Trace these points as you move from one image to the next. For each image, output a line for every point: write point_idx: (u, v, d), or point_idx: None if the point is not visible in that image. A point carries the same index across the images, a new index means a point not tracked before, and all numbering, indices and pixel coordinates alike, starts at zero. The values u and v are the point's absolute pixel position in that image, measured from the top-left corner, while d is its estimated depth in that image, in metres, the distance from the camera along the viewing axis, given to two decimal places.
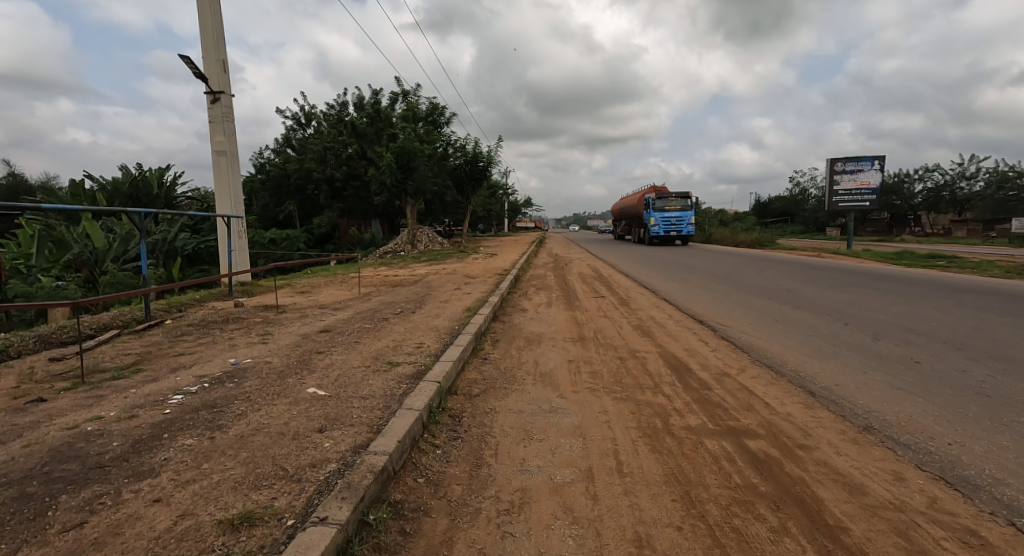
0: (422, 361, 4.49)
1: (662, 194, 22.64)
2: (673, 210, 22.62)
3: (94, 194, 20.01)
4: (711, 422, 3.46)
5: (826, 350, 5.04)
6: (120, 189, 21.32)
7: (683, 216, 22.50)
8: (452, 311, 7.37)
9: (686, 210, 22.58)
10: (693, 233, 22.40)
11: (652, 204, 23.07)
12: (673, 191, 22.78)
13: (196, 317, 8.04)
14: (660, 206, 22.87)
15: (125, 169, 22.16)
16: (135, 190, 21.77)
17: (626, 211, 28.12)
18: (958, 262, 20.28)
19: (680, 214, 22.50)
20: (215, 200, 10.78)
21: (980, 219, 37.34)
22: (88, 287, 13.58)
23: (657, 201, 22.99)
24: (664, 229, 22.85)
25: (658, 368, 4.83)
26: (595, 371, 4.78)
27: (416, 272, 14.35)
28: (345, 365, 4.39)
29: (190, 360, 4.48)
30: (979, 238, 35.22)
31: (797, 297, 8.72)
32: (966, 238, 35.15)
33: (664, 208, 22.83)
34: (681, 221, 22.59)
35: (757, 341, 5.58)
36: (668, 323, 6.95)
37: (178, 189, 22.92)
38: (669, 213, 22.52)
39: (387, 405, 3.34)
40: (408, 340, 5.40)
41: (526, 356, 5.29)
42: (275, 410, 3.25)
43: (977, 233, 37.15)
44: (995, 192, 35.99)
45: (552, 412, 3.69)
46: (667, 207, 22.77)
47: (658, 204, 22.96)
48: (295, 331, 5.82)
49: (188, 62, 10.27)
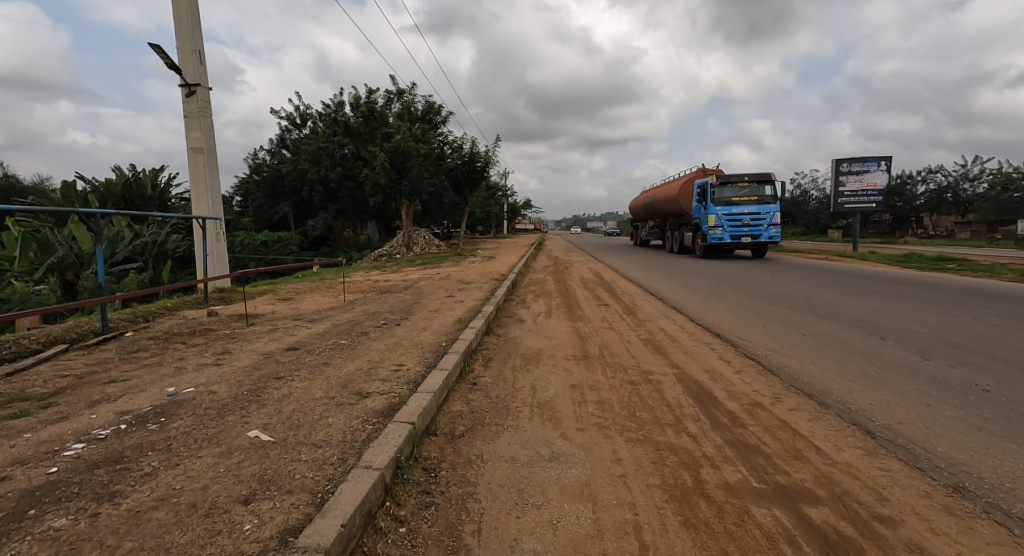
0: (397, 390, 3.75)
1: (730, 183, 16.56)
2: (746, 205, 16.55)
3: (86, 195, 19.30)
4: (754, 476, 2.75)
5: (871, 373, 4.32)
6: (112, 190, 20.64)
7: (761, 213, 16.52)
8: (441, 324, 6.64)
9: (763, 205, 16.55)
10: (773, 236, 16.56)
11: (716, 196, 16.75)
12: (745, 178, 16.73)
13: (161, 328, 7.33)
14: (727, 199, 16.67)
15: (118, 170, 21.47)
16: (127, 191, 21.11)
17: (659, 208, 22.58)
18: (969, 264, 19.59)
19: (755, 212, 16.49)
20: (191, 200, 10.06)
21: (984, 220, 36.65)
22: (67, 291, 12.91)
23: (724, 192, 16.77)
24: (733, 233, 16.67)
25: (678, 397, 4.10)
26: (604, 401, 4.03)
27: (408, 276, 13.66)
28: (304, 395, 3.66)
29: (120, 389, 3.75)
30: (984, 239, 34.55)
31: (820, 305, 7.99)
32: (969, 240, 34.52)
33: (734, 202, 16.65)
34: (756, 221, 16.63)
35: (789, 361, 4.84)
36: (682, 338, 6.20)
37: (173, 191, 22.28)
38: (740, 211, 16.56)
39: (343, 458, 2.62)
40: (386, 361, 4.66)
41: (523, 380, 4.56)
42: (196, 466, 2.52)
43: (982, 235, 36.54)
44: (1001, 193, 35.35)
45: (552, 462, 2.96)
46: (736, 201, 16.62)
47: (725, 197, 16.71)
48: (259, 349, 5.08)
49: (159, 52, 9.55)
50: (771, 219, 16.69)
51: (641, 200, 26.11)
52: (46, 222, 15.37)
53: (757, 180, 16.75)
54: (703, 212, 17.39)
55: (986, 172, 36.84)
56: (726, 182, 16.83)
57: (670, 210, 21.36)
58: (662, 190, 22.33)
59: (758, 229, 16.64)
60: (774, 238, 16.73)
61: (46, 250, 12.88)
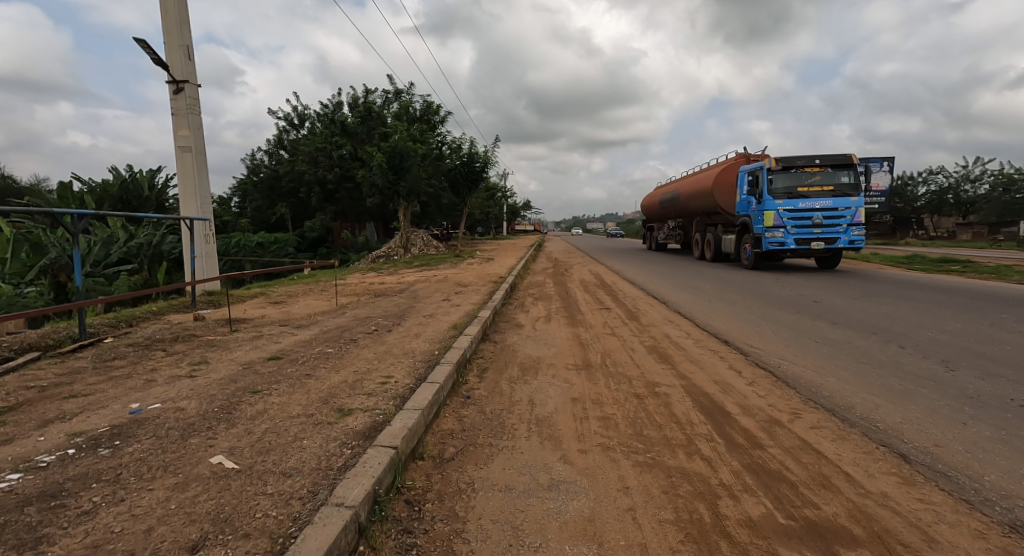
0: (382, 407, 3.43)
1: (791, 170, 12.66)
2: (816, 198, 12.43)
3: (82, 195, 19.01)
4: (779, 510, 2.43)
5: (895, 386, 4.01)
6: (108, 191, 20.35)
7: (838, 208, 12.36)
8: (436, 330, 6.32)
9: (840, 198, 12.41)
10: (857, 241, 12.28)
11: (774, 186, 12.75)
12: (816, 162, 12.66)
13: (143, 334, 7.01)
14: (788, 190, 12.64)
15: (114, 170, 21.14)
16: (124, 192, 20.80)
17: (685, 205, 18.71)
18: (975, 266, 19.26)
19: (829, 207, 12.37)
20: (179, 200, 9.75)
21: (986, 222, 36.37)
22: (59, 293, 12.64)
23: (785, 180, 12.77)
24: (798, 235, 12.54)
25: (688, 412, 3.77)
26: (607, 417, 3.71)
27: (404, 279, 13.36)
28: (279, 413, 3.34)
29: (79, 405, 3.43)
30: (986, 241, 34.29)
31: (830, 310, 7.70)
32: (972, 241, 34.32)
33: (801, 193, 12.57)
34: (831, 219, 12.46)
35: (805, 373, 4.51)
36: (688, 346, 5.87)
37: (170, 192, 21.98)
38: (808, 206, 12.46)
39: (313, 492, 2.29)
40: (374, 373, 4.34)
41: (520, 394, 4.23)
42: (143, 503, 2.19)
43: (984, 237, 36.27)
44: (1002, 195, 35.11)
45: (551, 492, 2.63)
46: (802, 192, 12.55)
47: (788, 186, 12.69)
48: (240, 358, 4.75)
49: (146, 47, 9.23)
50: (852, 217, 12.45)
51: (660, 195, 22.21)
52: (42, 223, 15.14)
53: (831, 165, 12.66)
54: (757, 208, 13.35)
55: (987, 173, 36.59)
56: (790, 168, 12.79)
57: (698, 207, 17.68)
58: (688, 182, 18.62)
59: (834, 231, 12.41)
60: (855, 243, 12.50)
61: (39, 252, 12.62)
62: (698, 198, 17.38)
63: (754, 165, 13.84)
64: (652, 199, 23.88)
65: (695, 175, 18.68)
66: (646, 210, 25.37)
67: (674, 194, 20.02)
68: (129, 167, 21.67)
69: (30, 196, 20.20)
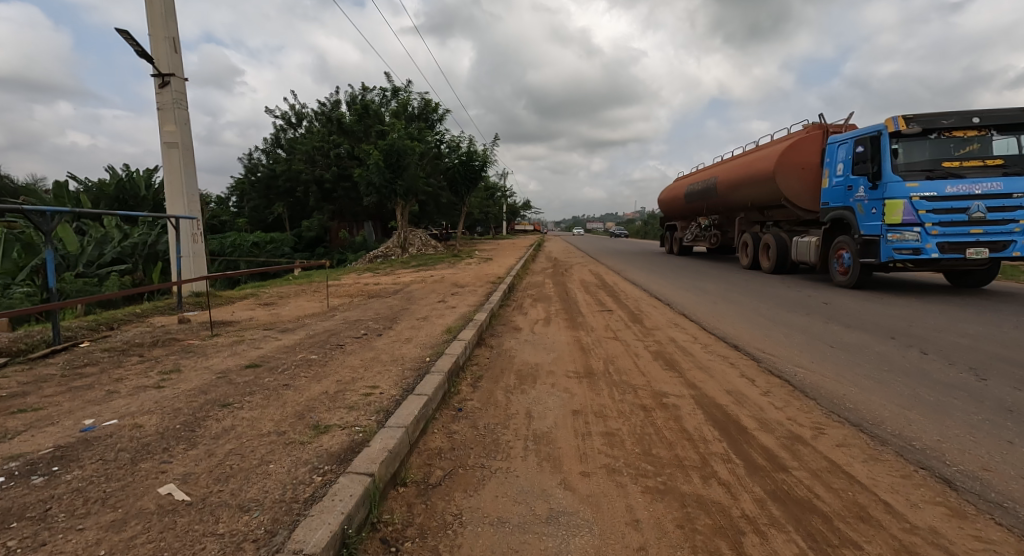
0: (362, 424, 3.09)
1: (929, 136, 8.28)
2: (977, 179, 7.96)
3: (77, 195, 18.73)
4: (812, 549, 2.10)
5: (926, 397, 3.69)
6: (104, 191, 20.07)
7: (1009, 195, 7.91)
8: (428, 334, 5.98)
9: (1013, 180, 7.94)
10: None
11: (900, 160, 8.35)
12: (973, 121, 8.18)
13: (122, 339, 6.69)
14: (927, 167, 8.21)
15: (110, 170, 20.85)
16: (120, 192, 20.51)
17: (728, 196, 14.59)
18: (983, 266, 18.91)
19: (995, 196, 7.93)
20: (165, 198, 9.42)
21: None
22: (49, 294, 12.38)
23: (923, 150, 8.29)
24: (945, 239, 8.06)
25: (701, 428, 3.43)
26: (612, 433, 3.36)
27: (401, 279, 13.04)
28: (248, 430, 3.00)
29: (26, 421, 3.09)
30: None
31: (842, 312, 7.38)
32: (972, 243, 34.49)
33: (950, 170, 8.10)
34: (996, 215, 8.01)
35: (825, 382, 4.18)
36: (696, 352, 5.53)
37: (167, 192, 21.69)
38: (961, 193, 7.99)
39: (271, 533, 1.96)
40: (357, 383, 4.00)
41: (517, 406, 3.89)
42: (67, 548, 1.85)
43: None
44: None
45: (548, 528, 2.29)
46: (950, 170, 8.10)
47: (925, 160, 8.24)
48: (216, 366, 4.42)
49: (129, 39, 8.89)
50: None
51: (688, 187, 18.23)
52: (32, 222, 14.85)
53: (991, 127, 8.22)
54: (868, 197, 8.93)
55: None
56: (930, 131, 8.30)
57: (747, 200, 13.60)
58: (730, 167, 14.66)
59: (1002, 232, 7.98)
60: None
61: (31, 252, 12.39)
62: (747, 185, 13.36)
63: (856, 131, 9.47)
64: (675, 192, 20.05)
65: (739, 158, 14.80)
66: (667, 207, 21.43)
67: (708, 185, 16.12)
68: (125, 166, 21.37)
69: (24, 195, 19.93)
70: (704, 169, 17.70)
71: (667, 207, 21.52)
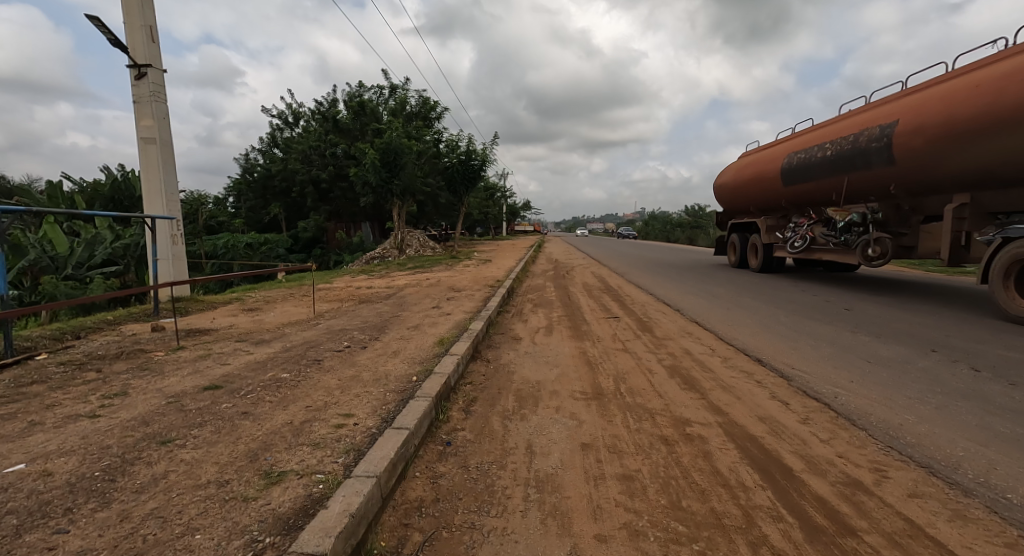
0: (326, 472, 2.51)
1: None
2: None
3: (71, 195, 18.24)
4: None
5: (1004, 431, 3.12)
6: (98, 191, 19.59)
7: None
8: (418, 347, 5.42)
9: None
10: None
11: None
12: None
13: (86, 350, 6.12)
14: None
15: (105, 170, 20.36)
16: (116, 192, 19.99)
17: (954, 153, 7.25)
18: None
19: None
20: (142, 197, 8.86)
21: None
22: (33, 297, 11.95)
23: None
24: None
25: (739, 471, 2.84)
26: (631, 477, 2.78)
27: (395, 282, 12.52)
28: (182, 479, 2.42)
29: None
30: None
31: (870, 320, 6.82)
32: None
33: None
34: None
35: (874, 407, 3.61)
36: (716, 368, 4.96)
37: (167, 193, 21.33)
38: None
39: None
40: (330, 410, 3.43)
41: (516, 440, 3.31)
42: None
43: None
44: None
45: None
46: None
47: None
48: (170, 387, 3.84)
49: (102, 26, 8.30)
50: None
51: (785, 160, 11.41)
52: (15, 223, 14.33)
53: None
54: None
55: None
56: None
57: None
58: (917, 104, 7.96)
59: None
60: None
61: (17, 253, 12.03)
62: (995, 122, 6.58)
63: None
64: (744, 176, 13.40)
65: (923, 90, 8.15)
66: (727, 201, 14.75)
67: (844, 147, 9.37)
68: (121, 166, 20.90)
69: (17, 196, 19.40)
70: (808, 131, 11.18)
71: (726, 202, 14.79)
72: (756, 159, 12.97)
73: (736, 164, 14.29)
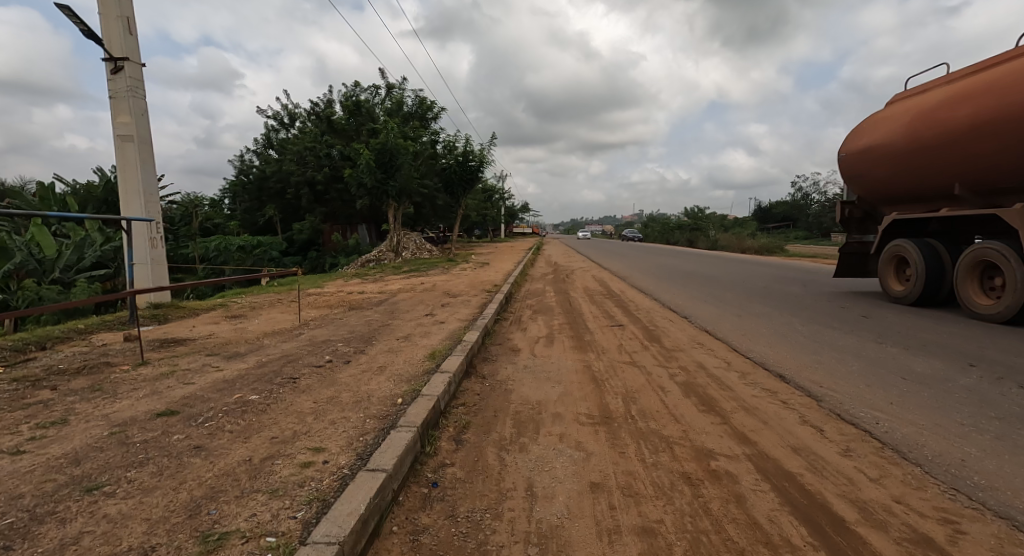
0: (280, 534, 2.04)
1: None
2: None
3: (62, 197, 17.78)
4: None
5: None
6: (92, 193, 19.24)
7: None
8: (407, 361, 4.94)
9: None
10: None
11: None
12: None
13: (48, 363, 5.63)
14: None
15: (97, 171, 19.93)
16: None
17: None
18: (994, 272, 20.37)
19: None
20: (120, 199, 8.42)
21: None
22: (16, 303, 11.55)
23: None
24: None
25: (781, 523, 2.37)
26: (653, 532, 2.31)
27: (389, 287, 12.05)
28: (100, 545, 1.95)
29: None
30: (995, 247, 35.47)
31: (892, 331, 6.40)
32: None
33: None
34: None
35: (925, 438, 3.15)
36: (735, 386, 4.50)
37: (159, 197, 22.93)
38: None
39: None
40: (298, 443, 2.95)
41: (514, 479, 2.83)
42: None
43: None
44: None
45: None
46: None
47: None
48: (117, 413, 3.36)
49: (75, 17, 7.82)
50: None
51: None
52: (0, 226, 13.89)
53: None
54: None
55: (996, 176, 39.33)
56: None
57: None
58: None
59: None
60: None
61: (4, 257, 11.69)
62: None
63: None
64: (944, 128, 7.30)
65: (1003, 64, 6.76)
66: (879, 180, 8.71)
67: None
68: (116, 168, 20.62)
69: (7, 198, 18.92)
70: (974, 72, 7.15)
71: (878, 180, 8.74)
72: (974, 93, 6.91)
73: (906, 111, 8.13)
